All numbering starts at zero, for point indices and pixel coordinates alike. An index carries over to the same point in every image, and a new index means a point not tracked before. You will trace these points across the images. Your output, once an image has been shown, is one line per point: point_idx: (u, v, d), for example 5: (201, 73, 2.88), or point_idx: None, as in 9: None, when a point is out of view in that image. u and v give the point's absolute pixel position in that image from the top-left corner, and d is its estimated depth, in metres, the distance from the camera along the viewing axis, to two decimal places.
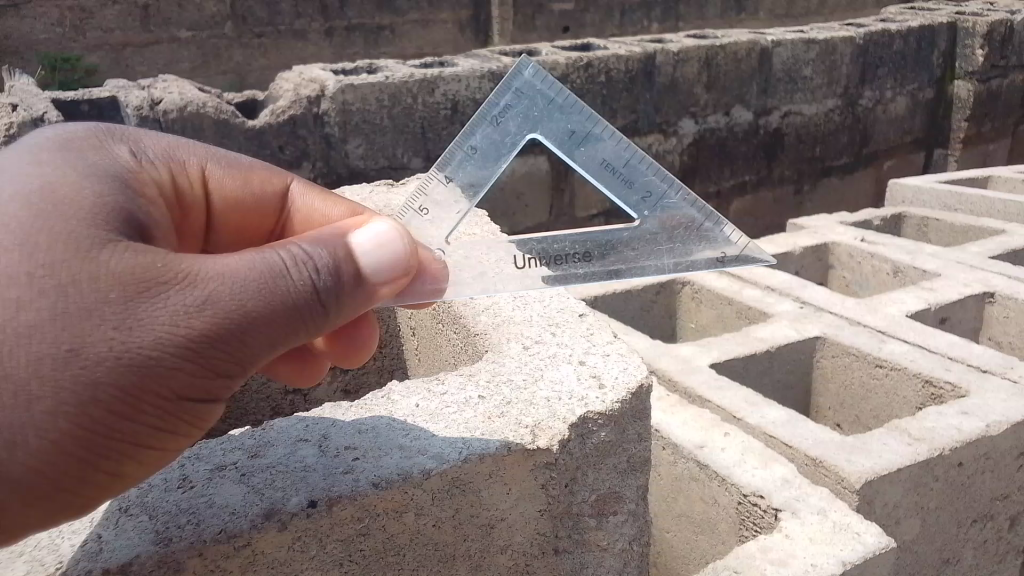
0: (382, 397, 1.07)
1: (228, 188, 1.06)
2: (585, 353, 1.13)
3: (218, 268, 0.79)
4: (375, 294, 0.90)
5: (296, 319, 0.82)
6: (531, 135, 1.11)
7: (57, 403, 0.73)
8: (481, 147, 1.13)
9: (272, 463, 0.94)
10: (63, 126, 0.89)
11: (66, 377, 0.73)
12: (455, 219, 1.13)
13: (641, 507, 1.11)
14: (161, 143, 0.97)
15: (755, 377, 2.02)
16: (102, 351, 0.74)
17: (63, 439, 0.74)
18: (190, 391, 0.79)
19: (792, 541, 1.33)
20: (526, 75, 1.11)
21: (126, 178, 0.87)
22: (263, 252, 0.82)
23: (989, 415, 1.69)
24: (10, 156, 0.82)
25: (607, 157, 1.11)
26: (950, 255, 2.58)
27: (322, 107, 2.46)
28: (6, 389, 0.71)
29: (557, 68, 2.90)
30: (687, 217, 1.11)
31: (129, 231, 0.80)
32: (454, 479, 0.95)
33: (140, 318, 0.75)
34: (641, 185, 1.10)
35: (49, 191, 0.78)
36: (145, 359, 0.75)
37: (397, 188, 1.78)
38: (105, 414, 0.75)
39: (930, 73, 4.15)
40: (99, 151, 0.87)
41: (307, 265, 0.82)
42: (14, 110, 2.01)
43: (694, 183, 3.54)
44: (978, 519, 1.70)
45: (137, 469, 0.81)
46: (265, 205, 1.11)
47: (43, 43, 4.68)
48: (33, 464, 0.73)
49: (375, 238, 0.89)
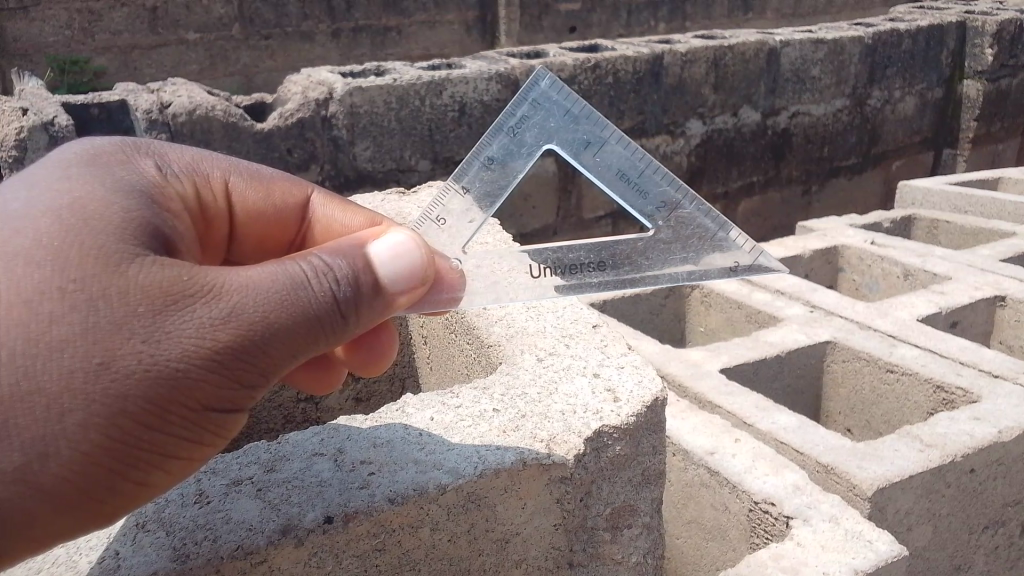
0: (397, 410, 1.07)
1: (251, 200, 1.06)
2: (599, 365, 1.13)
3: (242, 280, 0.79)
4: (395, 303, 0.89)
5: (318, 330, 0.82)
6: (547, 146, 1.12)
7: (88, 415, 0.73)
8: (497, 158, 1.13)
9: (287, 478, 0.94)
10: (91, 142, 0.90)
11: (97, 390, 0.73)
12: (474, 229, 1.12)
13: (655, 519, 1.11)
14: (184, 156, 0.98)
15: (765, 382, 2.01)
16: (131, 364, 0.74)
17: (93, 451, 0.74)
18: (216, 401, 0.79)
19: (804, 549, 1.33)
20: (543, 85, 1.12)
21: (152, 192, 0.87)
22: (284, 263, 0.82)
23: (1002, 421, 1.69)
24: (40, 171, 0.83)
25: (623, 167, 1.11)
26: (960, 257, 2.57)
27: (331, 109, 2.46)
28: (39, 402, 0.72)
29: (564, 69, 2.90)
30: (702, 227, 1.10)
31: (155, 245, 0.81)
32: (469, 494, 0.95)
33: (167, 331, 0.76)
34: (655, 196, 1.11)
35: (78, 207, 0.79)
36: (173, 372, 0.76)
37: (409, 196, 1.79)
38: (134, 426, 0.75)
39: (939, 72, 4.14)
40: (125, 166, 0.88)
41: (327, 276, 0.82)
42: (25, 115, 2.02)
43: (703, 184, 3.54)
44: (990, 525, 1.70)
45: (163, 479, 0.81)
46: (286, 218, 1.11)
47: (52, 46, 4.70)
48: (64, 475, 0.74)
49: (393, 247, 0.88)
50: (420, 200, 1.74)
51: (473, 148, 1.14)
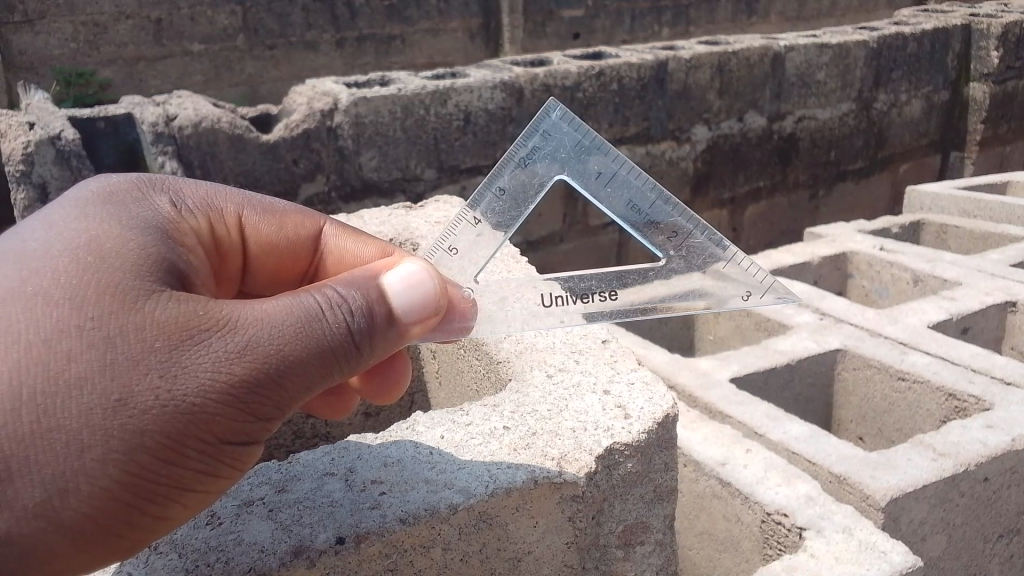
0: (406, 428, 1.07)
1: (264, 232, 1.05)
2: (610, 381, 1.13)
3: (257, 314, 0.79)
4: (410, 332, 0.88)
5: (331, 361, 0.81)
6: (559, 176, 1.11)
7: (105, 451, 0.73)
8: (509, 188, 1.12)
9: (299, 499, 0.94)
10: (106, 179, 0.90)
11: (115, 427, 0.73)
12: (486, 256, 1.12)
13: (668, 536, 1.11)
14: (199, 191, 0.98)
15: (775, 391, 2.00)
16: (148, 400, 0.74)
17: (112, 485, 0.74)
18: (233, 434, 0.79)
19: (818, 560, 1.31)
20: (554, 116, 1.11)
21: (167, 228, 0.88)
22: (299, 295, 0.82)
23: (1014, 429, 1.67)
24: (58, 210, 0.83)
25: (634, 198, 1.11)
26: (970, 263, 2.55)
27: (336, 120, 2.46)
28: (59, 438, 0.72)
29: (569, 77, 2.90)
30: (712, 255, 1.10)
31: (171, 280, 0.81)
32: (481, 513, 0.95)
33: (183, 366, 0.75)
34: (666, 225, 1.11)
35: (96, 245, 0.79)
36: (191, 408, 0.75)
37: (416, 210, 1.79)
38: (152, 460, 0.75)
39: (945, 75, 4.12)
40: (141, 204, 0.88)
41: (341, 308, 0.82)
42: (32, 129, 2.02)
43: (710, 191, 3.52)
44: (1004, 533, 1.68)
45: (181, 512, 0.81)
46: (300, 249, 1.10)
47: (58, 58, 4.71)
48: (83, 510, 0.73)
49: (407, 277, 0.87)
50: (427, 216, 1.74)
51: (484, 180, 1.13)
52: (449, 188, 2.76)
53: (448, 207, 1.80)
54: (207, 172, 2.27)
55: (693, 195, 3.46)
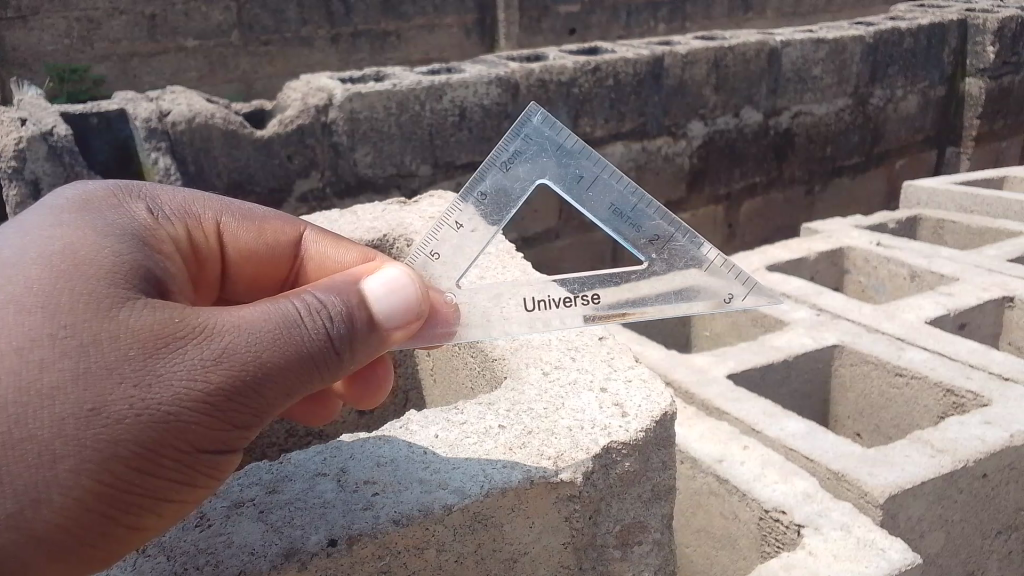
0: (400, 426, 1.05)
1: (244, 240, 1.04)
2: (607, 379, 1.11)
3: (234, 321, 0.78)
4: (390, 338, 0.87)
5: (310, 368, 0.80)
6: (540, 180, 1.10)
7: (79, 461, 0.71)
8: (490, 193, 1.11)
9: (290, 500, 0.93)
10: (81, 187, 0.89)
11: (89, 437, 0.71)
12: (477, 252, 1.11)
13: (665, 535, 1.10)
14: (177, 198, 0.97)
15: (773, 387, 1.99)
16: (123, 409, 0.72)
17: (86, 496, 0.72)
18: (210, 443, 0.77)
19: (816, 559, 1.30)
20: (535, 121, 1.10)
21: (143, 235, 0.86)
22: (277, 301, 0.81)
23: (1012, 425, 1.66)
24: (33, 218, 0.82)
25: (616, 201, 1.09)
26: (967, 258, 2.54)
27: (330, 115, 2.44)
28: (32, 449, 0.70)
29: (565, 72, 2.88)
30: (696, 258, 1.08)
31: (147, 288, 0.80)
32: (475, 514, 0.93)
33: (159, 374, 0.74)
34: (648, 228, 1.08)
35: (70, 253, 0.78)
36: (166, 416, 0.74)
37: (410, 206, 1.77)
38: (127, 470, 0.73)
39: (941, 70, 4.11)
40: (116, 211, 0.87)
41: (320, 314, 0.81)
42: (23, 125, 2.01)
43: (706, 187, 3.51)
44: (1003, 530, 1.67)
45: (158, 522, 0.79)
46: (280, 255, 1.08)
47: (51, 54, 4.68)
48: (57, 521, 0.72)
49: (388, 282, 0.86)
50: (421, 211, 1.73)
51: (465, 184, 1.12)
52: (444, 184, 2.74)
53: (442, 203, 1.79)
54: (201, 169, 2.26)
55: (689, 190, 3.45)
